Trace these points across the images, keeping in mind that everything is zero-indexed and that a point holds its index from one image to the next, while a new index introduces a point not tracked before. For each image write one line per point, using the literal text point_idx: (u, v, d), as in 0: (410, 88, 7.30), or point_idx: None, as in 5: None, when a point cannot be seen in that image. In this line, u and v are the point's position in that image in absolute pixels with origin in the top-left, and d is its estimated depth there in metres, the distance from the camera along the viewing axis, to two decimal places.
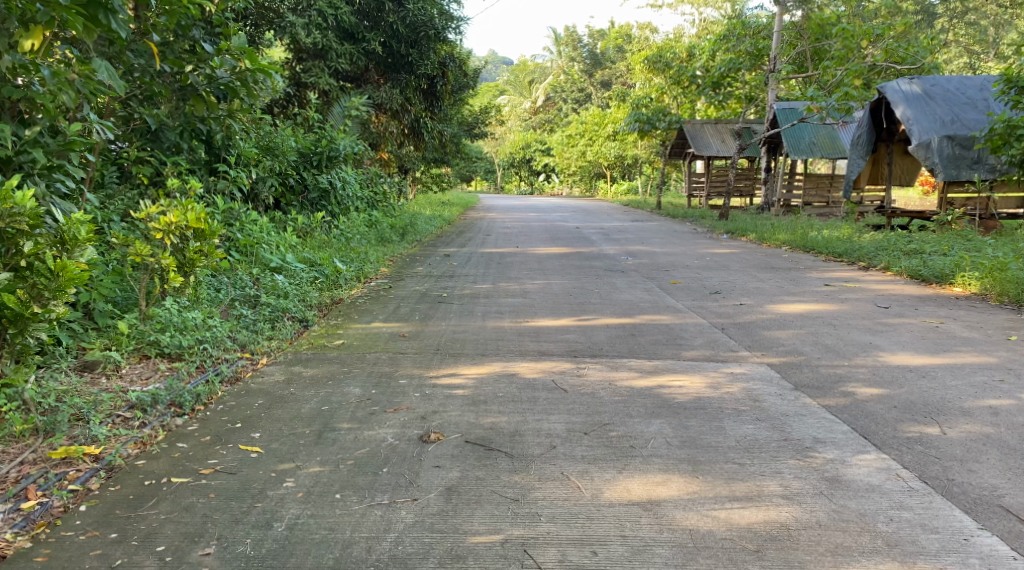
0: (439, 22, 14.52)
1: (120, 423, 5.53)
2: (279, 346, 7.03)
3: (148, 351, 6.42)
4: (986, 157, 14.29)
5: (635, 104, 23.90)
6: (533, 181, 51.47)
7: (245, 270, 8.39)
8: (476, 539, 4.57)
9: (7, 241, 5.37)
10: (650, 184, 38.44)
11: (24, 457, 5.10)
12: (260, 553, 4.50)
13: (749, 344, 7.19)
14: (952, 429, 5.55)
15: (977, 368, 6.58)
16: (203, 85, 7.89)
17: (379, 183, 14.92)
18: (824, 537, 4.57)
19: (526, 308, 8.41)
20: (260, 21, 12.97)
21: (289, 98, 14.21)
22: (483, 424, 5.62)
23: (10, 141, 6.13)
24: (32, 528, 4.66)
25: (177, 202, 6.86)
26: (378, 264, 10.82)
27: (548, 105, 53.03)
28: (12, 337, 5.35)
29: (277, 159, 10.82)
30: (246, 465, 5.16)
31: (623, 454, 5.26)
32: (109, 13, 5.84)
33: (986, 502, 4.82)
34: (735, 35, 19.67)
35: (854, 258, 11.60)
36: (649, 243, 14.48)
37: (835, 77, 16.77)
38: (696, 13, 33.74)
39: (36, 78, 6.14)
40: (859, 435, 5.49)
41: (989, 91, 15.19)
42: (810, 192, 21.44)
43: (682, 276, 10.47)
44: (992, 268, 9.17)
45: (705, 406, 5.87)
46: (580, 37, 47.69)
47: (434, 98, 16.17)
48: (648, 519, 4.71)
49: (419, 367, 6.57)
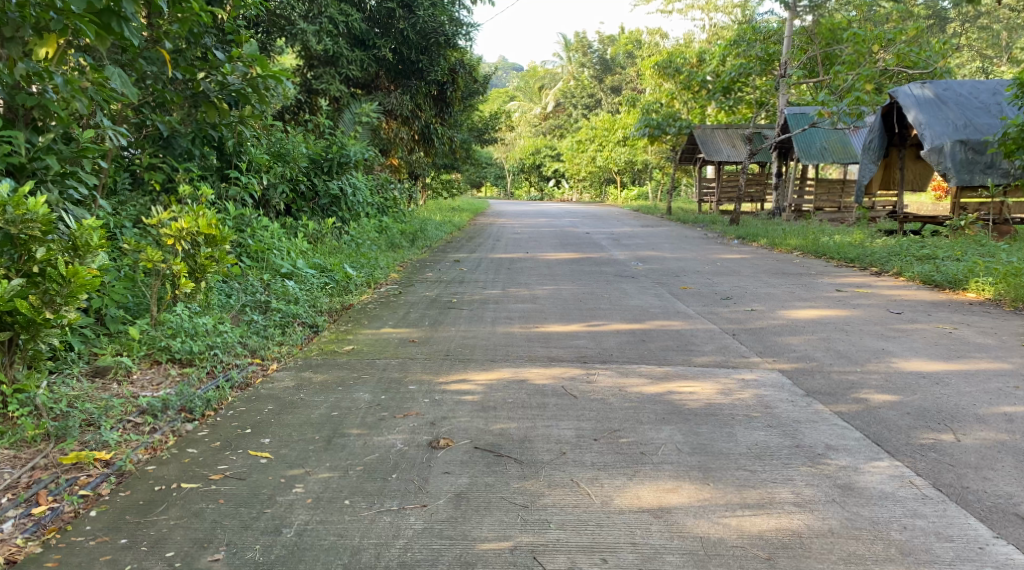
0: (449, 29, 14.55)
1: (131, 428, 5.54)
2: (290, 351, 7.07)
3: (159, 356, 6.43)
4: (1000, 161, 14.22)
5: (646, 108, 23.54)
6: (543, 186, 51.20)
7: (256, 275, 8.45)
8: (486, 547, 4.56)
9: (20, 247, 5.41)
10: (663, 188, 38.07)
11: (36, 463, 5.12)
12: (269, 560, 4.49)
13: (760, 350, 7.17)
14: (967, 436, 5.50)
15: (992, 375, 6.53)
16: (215, 92, 7.99)
17: (390, 189, 15.06)
18: (836, 546, 4.54)
19: (536, 314, 8.41)
20: (271, 29, 12.64)
21: (301, 105, 14.34)
22: (493, 429, 5.61)
23: (23, 147, 6.17)
24: (42, 533, 4.68)
25: (189, 209, 6.90)
26: (388, 269, 10.87)
27: (559, 109, 52.84)
28: (25, 343, 5.44)
29: (288, 165, 10.79)
30: (256, 471, 5.16)
31: (633, 461, 5.24)
32: (122, 22, 5.78)
33: (1002, 510, 4.78)
34: (746, 40, 19.57)
35: (865, 263, 11.56)
36: (658, 247, 14.59)
37: (845, 82, 16.46)
38: (707, 17, 33.76)
39: (49, 86, 6.14)
40: (871, 442, 5.45)
41: (1002, 96, 15.16)
42: (821, 197, 21.38)
43: (693, 281, 10.43)
44: (1007, 273, 9.12)
45: (716, 413, 5.84)
46: (590, 43, 47.48)
47: (444, 104, 16.43)
48: (658, 526, 4.68)
49: (428, 372, 6.57)
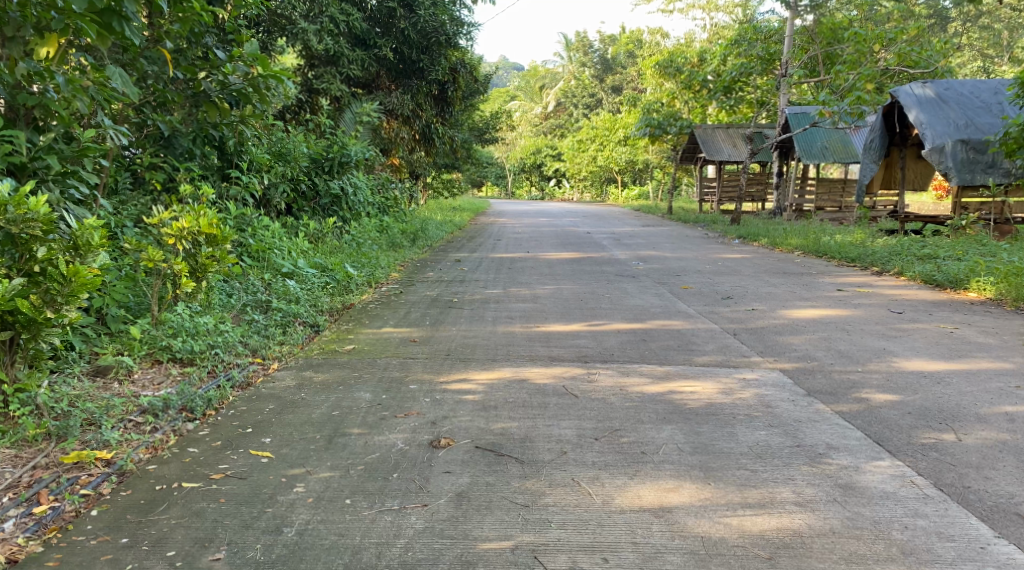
0: (450, 28, 14.53)
1: (131, 427, 5.54)
2: (291, 351, 7.06)
3: (160, 356, 6.43)
4: (1001, 161, 14.22)
5: (647, 108, 23.54)
6: (544, 186, 51.18)
7: (257, 275, 8.45)
8: (487, 546, 4.56)
9: (21, 247, 5.42)
10: (663, 188, 38.05)
11: (37, 462, 5.12)
12: (271, 559, 4.49)
13: (761, 350, 7.16)
14: (968, 436, 5.50)
15: (994, 374, 6.52)
16: (216, 91, 8.01)
17: (390, 189, 15.05)
18: (838, 545, 4.54)
19: (537, 313, 8.41)
20: (272, 28, 12.64)
21: (301, 105, 14.35)
22: (494, 429, 5.61)
23: (24, 147, 6.18)
24: (43, 533, 4.67)
25: (190, 208, 6.89)
26: (389, 268, 10.86)
27: (560, 109, 52.81)
28: (26, 342, 5.45)
29: (289, 164, 10.82)
30: (257, 470, 5.17)
31: (634, 461, 5.24)
32: (123, 21, 5.78)
33: (1003, 510, 4.77)
34: (747, 39, 19.55)
35: (866, 263, 11.55)
36: (659, 247, 14.57)
37: (846, 81, 16.46)
38: (708, 18, 33.79)
39: (50, 86, 6.14)
40: (872, 442, 5.44)
41: (1003, 95, 15.15)
42: (822, 197, 21.40)
43: (694, 281, 10.42)
44: (1008, 272, 9.12)
45: (717, 412, 5.84)
46: (591, 42, 47.55)
47: (445, 103, 16.44)
48: (659, 526, 4.68)
49: (429, 372, 6.57)
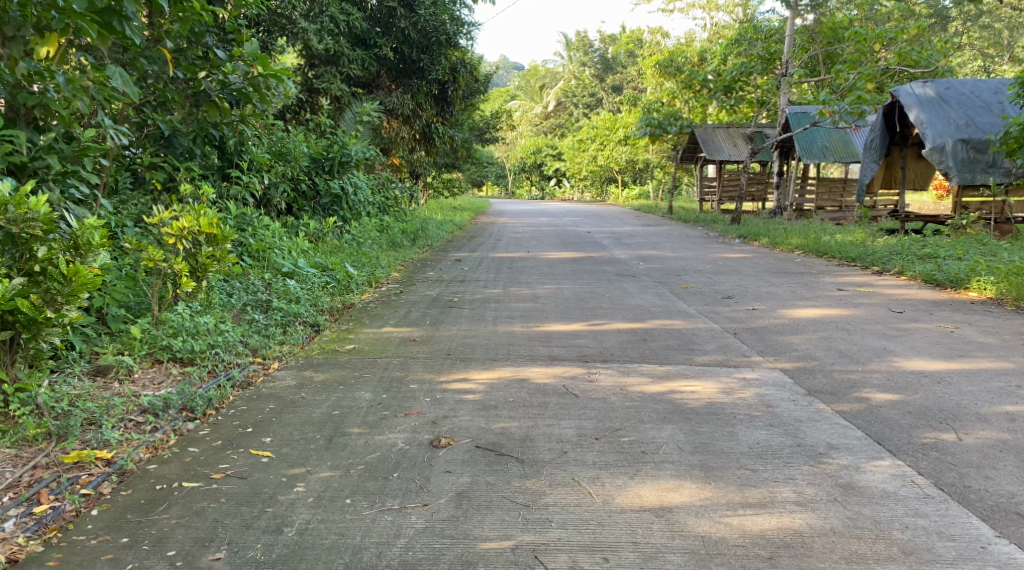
0: (450, 27, 14.50)
1: (131, 427, 5.53)
2: (291, 351, 7.05)
3: (160, 356, 6.43)
4: (1002, 160, 14.21)
5: (646, 108, 23.54)
6: (544, 186, 51.14)
7: (257, 275, 8.45)
8: (487, 546, 4.56)
9: (22, 246, 5.42)
10: (663, 188, 38.03)
11: (37, 462, 5.12)
12: (271, 558, 4.50)
13: (761, 349, 7.15)
14: (968, 436, 5.49)
15: (994, 373, 6.52)
16: (216, 91, 8.02)
17: (390, 188, 15.04)
18: (838, 545, 4.54)
19: (537, 313, 8.40)
20: (272, 28, 12.65)
21: (301, 104, 14.35)
22: (494, 429, 5.60)
23: (23, 147, 6.18)
24: (43, 532, 4.67)
25: (190, 207, 6.89)
26: (389, 268, 10.84)
27: (560, 109, 52.80)
28: (26, 342, 5.46)
29: (289, 164, 10.83)
30: (257, 470, 5.16)
31: (634, 460, 5.24)
32: (124, 20, 5.79)
33: (1003, 510, 4.77)
34: (747, 39, 19.53)
35: (867, 262, 11.54)
36: (659, 247, 14.55)
37: (846, 80, 16.46)
38: (708, 18, 33.78)
39: (50, 85, 6.13)
40: (872, 442, 5.44)
41: (1004, 94, 15.15)
42: (822, 197, 21.40)
43: (694, 281, 10.40)
44: (1009, 272, 9.12)
45: (718, 412, 5.84)
46: (592, 42, 47.60)
47: (445, 103, 16.43)
48: (659, 525, 4.68)
49: (429, 372, 6.56)
